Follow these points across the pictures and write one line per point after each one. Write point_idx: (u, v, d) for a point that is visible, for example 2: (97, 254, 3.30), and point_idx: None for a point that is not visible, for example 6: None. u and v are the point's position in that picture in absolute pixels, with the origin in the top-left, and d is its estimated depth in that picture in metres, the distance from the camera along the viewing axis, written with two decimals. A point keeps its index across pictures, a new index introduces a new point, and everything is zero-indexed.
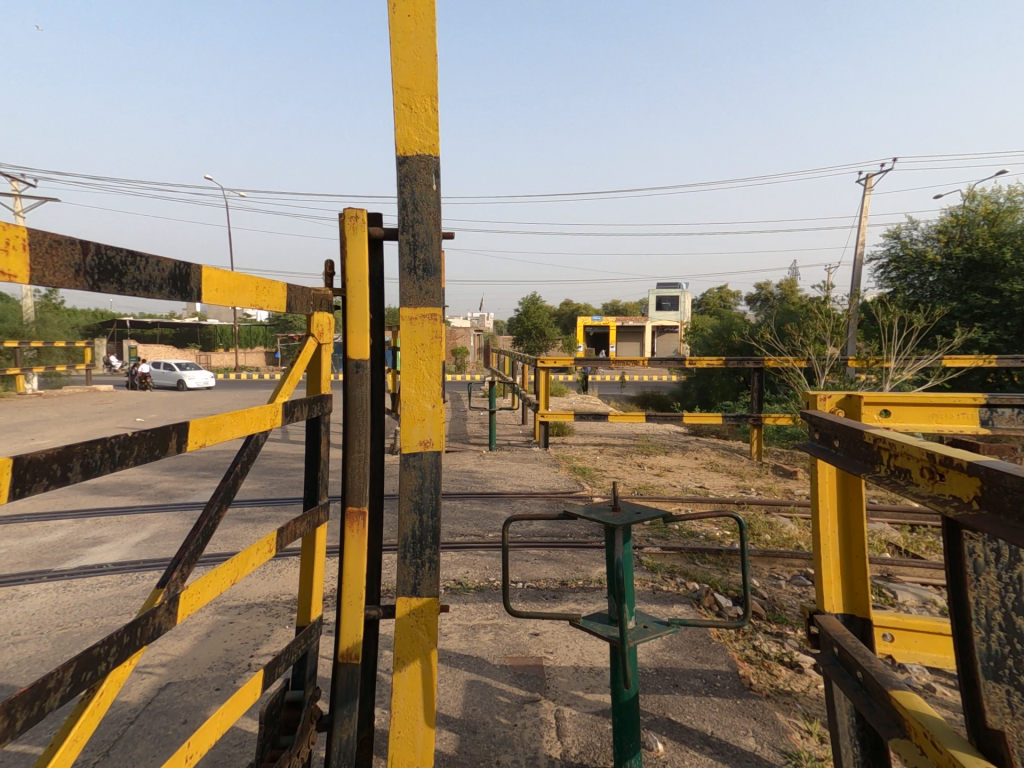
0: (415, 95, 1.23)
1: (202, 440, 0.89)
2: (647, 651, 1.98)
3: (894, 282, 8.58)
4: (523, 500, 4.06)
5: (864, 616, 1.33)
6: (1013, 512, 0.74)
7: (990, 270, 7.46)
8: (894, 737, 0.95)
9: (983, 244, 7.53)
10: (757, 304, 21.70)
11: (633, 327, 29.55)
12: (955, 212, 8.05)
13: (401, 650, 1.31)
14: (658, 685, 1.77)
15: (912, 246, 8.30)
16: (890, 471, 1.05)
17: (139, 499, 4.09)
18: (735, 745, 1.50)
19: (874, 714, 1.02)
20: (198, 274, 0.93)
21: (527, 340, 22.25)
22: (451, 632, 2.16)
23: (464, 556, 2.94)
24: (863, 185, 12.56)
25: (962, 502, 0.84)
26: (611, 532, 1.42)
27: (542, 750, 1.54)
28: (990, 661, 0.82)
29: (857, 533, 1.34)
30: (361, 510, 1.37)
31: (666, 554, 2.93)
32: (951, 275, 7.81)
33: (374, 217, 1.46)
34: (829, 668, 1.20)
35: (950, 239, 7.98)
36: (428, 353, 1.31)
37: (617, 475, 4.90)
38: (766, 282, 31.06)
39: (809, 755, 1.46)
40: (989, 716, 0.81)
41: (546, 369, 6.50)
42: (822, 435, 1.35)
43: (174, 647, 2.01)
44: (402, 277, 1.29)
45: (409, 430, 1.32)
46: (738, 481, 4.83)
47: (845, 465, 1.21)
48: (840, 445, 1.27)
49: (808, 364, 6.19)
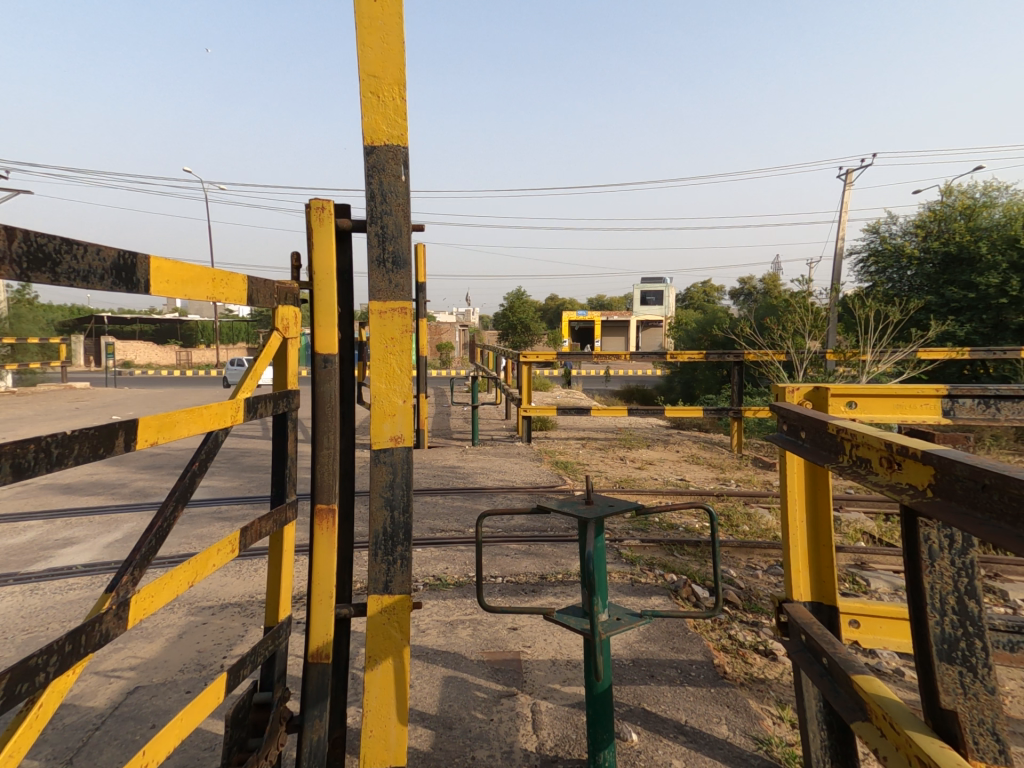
0: (382, 83, 1.21)
1: (154, 437, 0.87)
2: (624, 642, 1.99)
3: (873, 276, 8.72)
4: (505, 495, 4.05)
5: (831, 604, 1.35)
6: (968, 501, 0.76)
7: (967, 264, 7.58)
8: (857, 720, 0.96)
9: (959, 239, 7.68)
10: (739, 301, 21.93)
11: (618, 323, 29.72)
12: (934, 207, 8.21)
13: (374, 648, 1.30)
14: (634, 676, 1.78)
15: (891, 241, 8.46)
16: (852, 460, 1.07)
17: (113, 499, 4.00)
18: (708, 732, 1.52)
19: (837, 698, 1.03)
20: (146, 264, 0.90)
21: (513, 335, 22.20)
22: (430, 628, 2.15)
23: (445, 552, 2.93)
24: (844, 180, 12.77)
25: (917, 491, 0.86)
26: (583, 526, 1.42)
27: (518, 744, 1.53)
28: (944, 644, 0.83)
29: (824, 522, 1.36)
30: (330, 508, 1.35)
31: (646, 546, 2.95)
32: (929, 269, 7.94)
33: (341, 209, 1.43)
34: (798, 656, 1.21)
35: (928, 234, 8.12)
36: (398, 348, 1.29)
37: (600, 470, 4.92)
38: (747, 280, 31.49)
39: (780, 740, 1.48)
40: (943, 696, 0.81)
41: (529, 364, 6.50)
42: (790, 427, 1.37)
43: (144, 649, 1.97)
44: (370, 270, 1.27)
45: (379, 426, 1.29)
46: (718, 473, 4.89)
47: (811, 456, 1.22)
48: (808, 437, 1.28)
49: (787, 358, 6.28)
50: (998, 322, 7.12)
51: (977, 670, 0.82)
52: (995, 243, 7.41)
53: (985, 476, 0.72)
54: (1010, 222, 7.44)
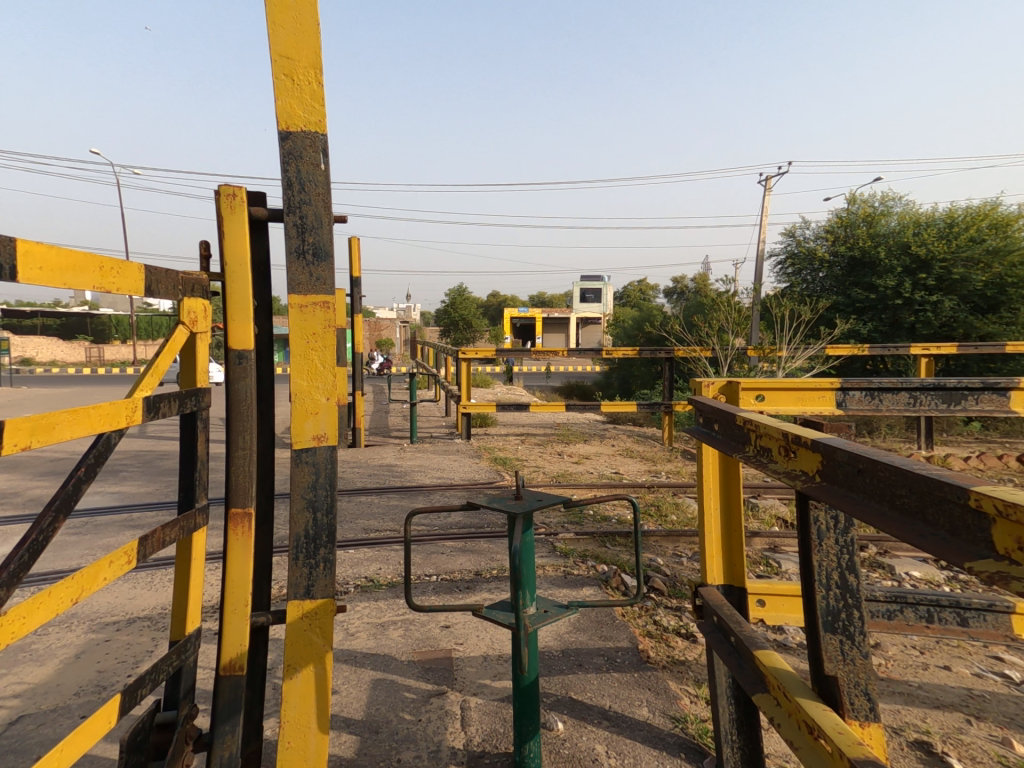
0: (296, 67, 1.16)
1: (24, 441, 0.79)
2: (555, 633, 2.03)
3: (789, 277, 9.34)
4: (442, 493, 4.02)
5: (741, 586, 1.44)
6: (851, 483, 0.83)
7: (868, 267, 8.28)
8: (758, 692, 1.02)
9: (861, 244, 8.38)
10: (671, 299, 22.82)
11: (558, 320, 30.18)
12: (840, 215, 8.91)
13: (293, 656, 1.25)
14: (563, 666, 1.82)
15: (805, 245, 9.10)
16: (756, 450, 1.14)
17: (4, 509, 3.62)
18: (629, 715, 1.57)
19: (742, 673, 1.10)
20: (12, 248, 0.81)
21: (454, 332, 22.04)
22: (359, 631, 2.09)
23: (377, 553, 2.86)
24: (764, 186, 13.58)
25: (809, 477, 0.93)
26: (512, 521, 1.43)
27: (445, 743, 1.53)
28: (829, 615, 0.90)
29: (736, 509, 1.44)
30: (245, 512, 1.28)
31: (580, 538, 3.02)
32: (837, 272, 8.61)
33: (256, 196, 1.35)
34: (710, 636, 1.27)
35: (836, 239, 8.80)
36: (321, 343, 1.24)
37: (537, 465, 4.99)
38: (679, 279, 32.87)
39: (696, 717, 1.56)
40: (826, 664, 0.89)
41: (468, 360, 6.48)
42: (705, 419, 1.44)
43: (35, 673, 1.80)
44: (289, 262, 1.21)
45: (301, 425, 1.24)
46: (650, 466, 5.07)
47: (722, 447, 1.29)
48: (720, 429, 1.35)
49: (712, 354, 6.61)
50: (895, 321, 7.83)
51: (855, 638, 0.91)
52: (891, 248, 8.11)
53: (861, 461, 0.79)
54: (905, 230, 8.19)
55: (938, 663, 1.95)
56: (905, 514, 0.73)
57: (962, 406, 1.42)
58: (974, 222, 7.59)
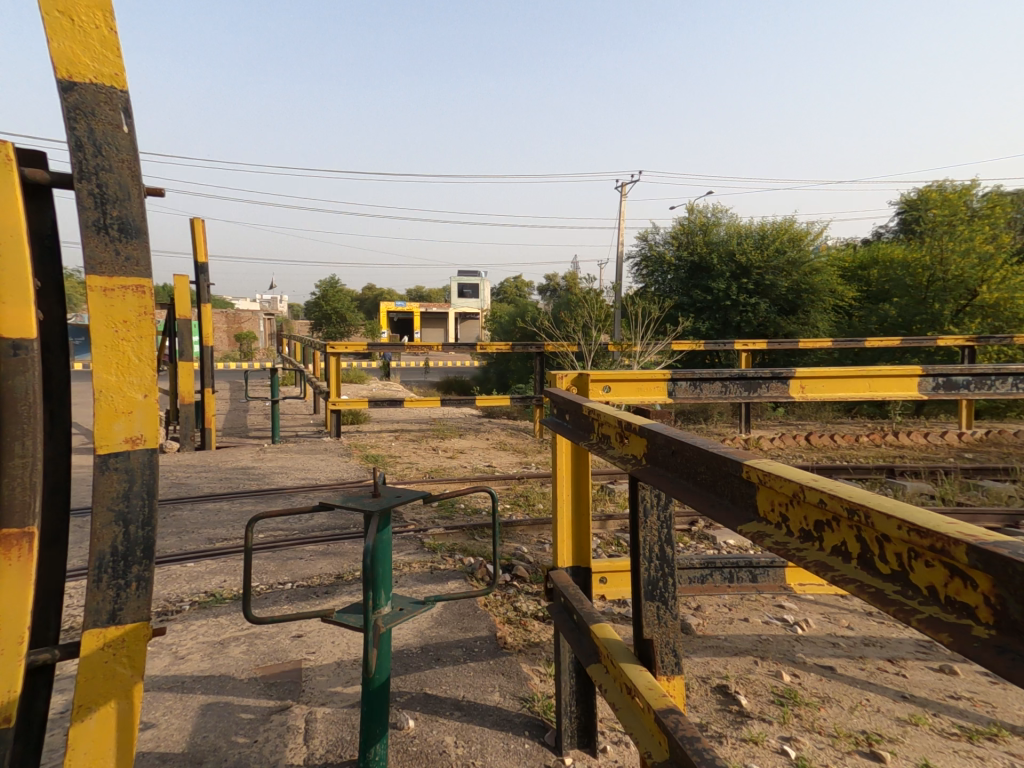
0: (76, 6, 0.99)
1: None
2: (415, 630, 2.00)
3: (643, 278, 10.21)
4: (305, 495, 3.77)
5: (586, 567, 1.53)
6: (669, 464, 0.92)
7: (706, 272, 9.36)
8: (592, 663, 1.09)
9: (699, 250, 9.43)
10: (544, 296, 23.78)
11: (436, 314, 29.95)
12: (682, 222, 9.90)
13: (88, 694, 1.07)
14: (420, 662, 1.80)
15: (655, 249, 10.01)
16: (597, 437, 1.21)
17: None
18: (481, 703, 1.60)
19: (581, 647, 1.16)
20: None
21: (325, 326, 20.85)
22: (191, 653, 1.88)
23: (222, 565, 2.60)
24: (621, 191, 14.68)
25: (638, 460, 1.01)
26: (368, 519, 1.36)
27: (283, 762, 1.43)
28: (650, 585, 0.99)
29: (584, 494, 1.52)
30: (26, 532, 1.05)
31: (449, 533, 3.01)
32: (681, 274, 9.59)
33: (30, 157, 1.13)
34: (557, 617, 1.34)
35: (680, 244, 9.78)
36: (134, 333, 1.07)
37: (410, 461, 4.89)
38: (553, 276, 34.36)
39: (544, 696, 1.64)
40: (645, 629, 0.98)
41: (337, 355, 6.14)
42: (559, 410, 1.50)
43: None
44: (85, 236, 1.02)
45: (108, 427, 1.05)
46: (522, 457, 5.24)
47: (571, 435, 1.36)
48: (570, 418, 1.42)
49: (579, 349, 7.02)
50: (725, 320, 8.99)
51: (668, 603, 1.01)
52: (722, 255, 9.23)
53: (677, 443, 0.88)
54: (733, 239, 9.32)
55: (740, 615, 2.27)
56: (703, 488, 0.83)
57: (758, 392, 1.69)
58: (779, 235, 9.01)
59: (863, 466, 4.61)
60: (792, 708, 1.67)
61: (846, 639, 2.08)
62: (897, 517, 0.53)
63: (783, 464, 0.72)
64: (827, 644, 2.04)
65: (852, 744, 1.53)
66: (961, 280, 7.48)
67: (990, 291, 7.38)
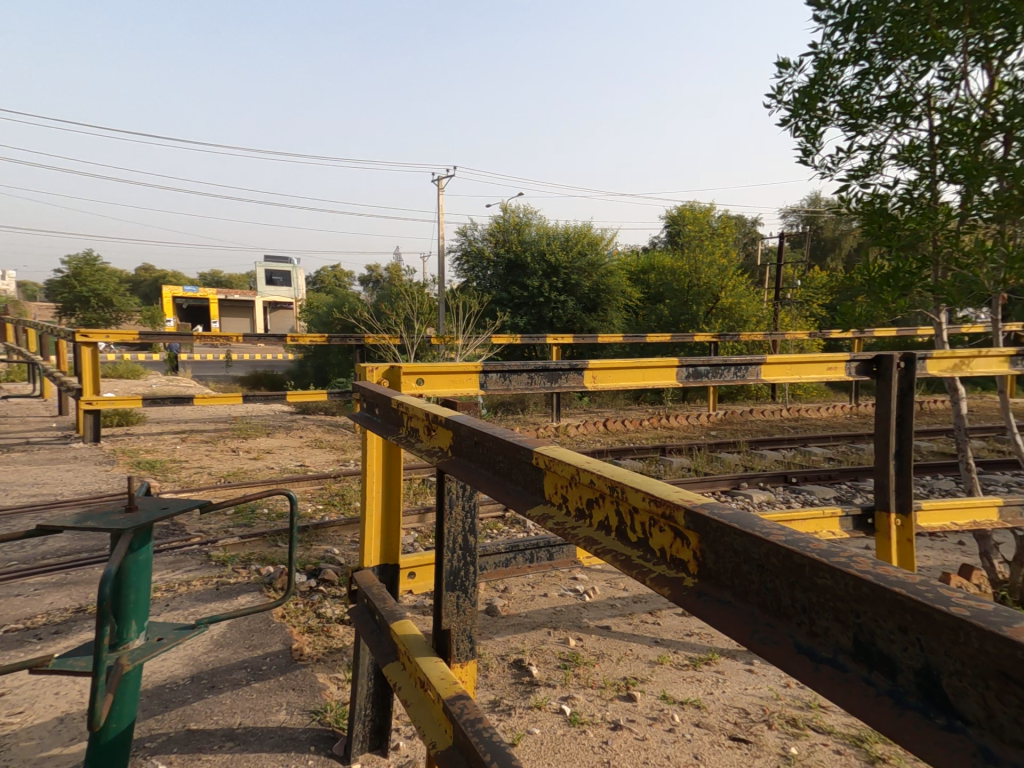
0: None
1: None
2: (189, 657, 1.77)
3: (465, 273, 10.49)
4: (52, 515, 3.07)
5: (394, 563, 1.50)
6: (472, 454, 0.94)
7: (521, 270, 9.92)
8: (389, 662, 1.07)
9: (514, 248, 10.00)
10: (364, 286, 22.95)
11: (241, 301, 26.79)
12: (498, 220, 10.36)
13: None
14: (188, 694, 1.61)
15: (475, 245, 10.35)
16: (407, 431, 1.18)
17: None
18: (259, 728, 1.48)
19: (380, 648, 1.14)
20: None
21: (84, 309, 17.02)
22: None
23: None
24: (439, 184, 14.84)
25: (444, 453, 1.01)
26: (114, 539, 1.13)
27: None
28: (453, 574, 1.01)
29: (396, 489, 1.48)
30: None
31: (245, 542, 2.70)
32: (499, 271, 10.05)
33: None
34: (359, 620, 1.29)
35: (498, 242, 10.26)
36: None
37: (202, 465, 4.30)
38: (375, 265, 33.38)
39: (337, 704, 1.57)
40: (444, 619, 1.00)
41: (94, 343, 5.04)
42: (367, 404, 1.43)
43: None
44: None
45: None
46: (338, 454, 4.99)
47: (381, 429, 1.31)
48: (380, 412, 1.37)
49: (402, 342, 6.93)
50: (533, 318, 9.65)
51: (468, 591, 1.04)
52: (535, 255, 9.88)
53: (480, 436, 0.90)
54: (544, 240, 10.02)
55: (540, 591, 2.55)
56: (500, 476, 0.88)
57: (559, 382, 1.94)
58: (579, 238, 9.91)
59: (644, 446, 5.41)
60: (573, 669, 1.96)
61: (621, 599, 2.49)
62: (646, 492, 0.66)
63: (567, 451, 0.80)
64: (607, 606, 2.42)
65: (615, 691, 1.86)
66: (706, 287, 9.78)
67: (727, 297, 9.64)
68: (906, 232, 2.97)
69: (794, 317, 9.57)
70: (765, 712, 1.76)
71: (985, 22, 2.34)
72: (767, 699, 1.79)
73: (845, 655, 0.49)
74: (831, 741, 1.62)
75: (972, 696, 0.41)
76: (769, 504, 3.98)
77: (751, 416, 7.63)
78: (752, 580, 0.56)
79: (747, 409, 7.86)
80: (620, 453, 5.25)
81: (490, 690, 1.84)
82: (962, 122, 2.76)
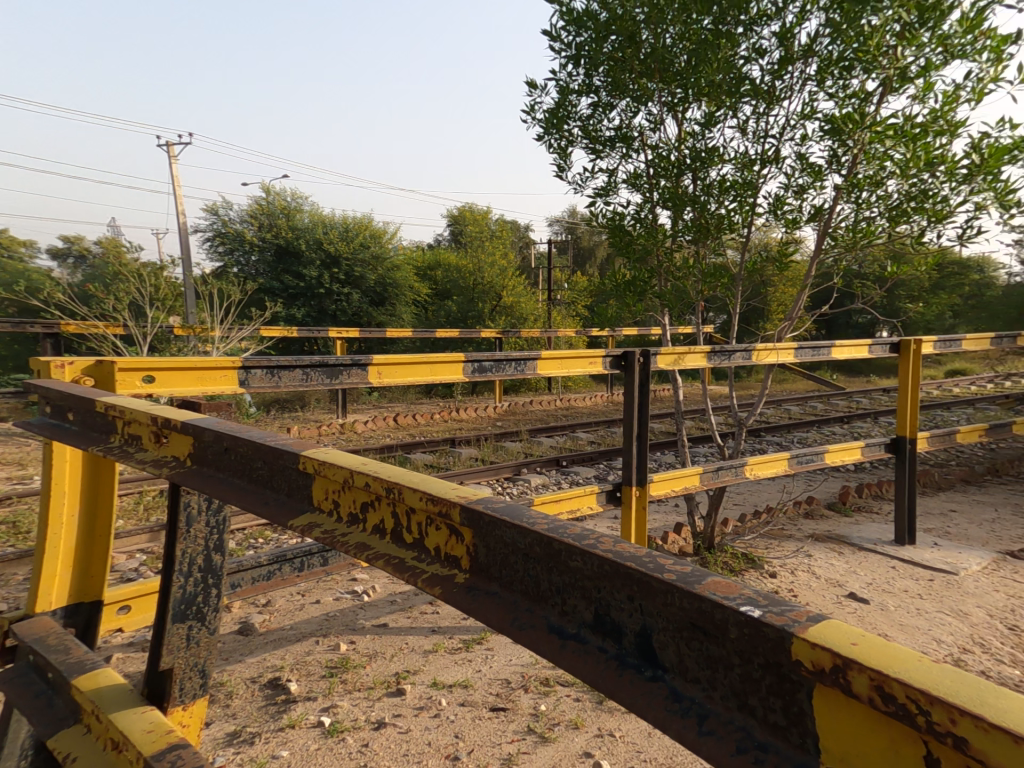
0: None
1: None
2: None
3: (221, 256, 9.24)
4: None
5: (90, 601, 1.63)
6: (209, 460, 1.07)
7: (295, 258, 9.22)
8: (63, 728, 1.25)
9: (284, 234, 9.18)
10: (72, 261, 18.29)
11: None
12: (260, 202, 9.41)
13: None
14: None
15: (232, 226, 9.17)
16: (122, 439, 1.21)
17: None
18: None
19: (53, 710, 1.30)
20: None
21: None
22: None
23: None
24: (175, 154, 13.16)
25: (178, 460, 1.12)
26: None
27: None
28: (182, 606, 1.40)
29: (96, 520, 1.60)
30: None
31: None
32: (266, 257, 9.17)
33: None
34: (12, 691, 1.36)
35: (259, 225, 9.28)
36: None
37: None
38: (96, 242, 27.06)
39: None
40: (162, 660, 1.38)
41: None
42: (58, 409, 1.40)
43: None
44: None
45: None
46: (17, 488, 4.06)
47: (84, 438, 1.31)
48: (74, 418, 1.35)
49: (130, 332, 5.75)
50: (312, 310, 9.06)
51: (197, 622, 1.45)
52: (310, 243, 9.27)
53: (250, 448, 0.98)
54: (317, 227, 9.44)
55: (312, 600, 2.76)
56: (256, 484, 0.99)
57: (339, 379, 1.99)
58: (361, 229, 9.62)
59: (434, 439, 5.57)
60: (338, 676, 2.17)
61: (402, 594, 2.81)
62: (422, 493, 0.82)
63: (337, 455, 0.92)
64: (387, 603, 2.72)
65: (384, 688, 2.12)
66: (488, 285, 10.46)
67: (507, 296, 10.43)
68: (639, 245, 3.69)
69: (564, 316, 10.77)
70: (523, 678, 2.20)
71: (669, 79, 3.19)
72: (525, 666, 2.23)
73: (586, 628, 0.72)
74: (571, 691, 2.12)
75: (669, 647, 0.65)
76: (542, 487, 4.52)
77: (530, 406, 8.50)
78: (520, 570, 0.76)
79: (530, 399, 8.67)
80: (413, 449, 5.34)
81: (233, 721, 1.92)
82: (666, 161, 3.52)
